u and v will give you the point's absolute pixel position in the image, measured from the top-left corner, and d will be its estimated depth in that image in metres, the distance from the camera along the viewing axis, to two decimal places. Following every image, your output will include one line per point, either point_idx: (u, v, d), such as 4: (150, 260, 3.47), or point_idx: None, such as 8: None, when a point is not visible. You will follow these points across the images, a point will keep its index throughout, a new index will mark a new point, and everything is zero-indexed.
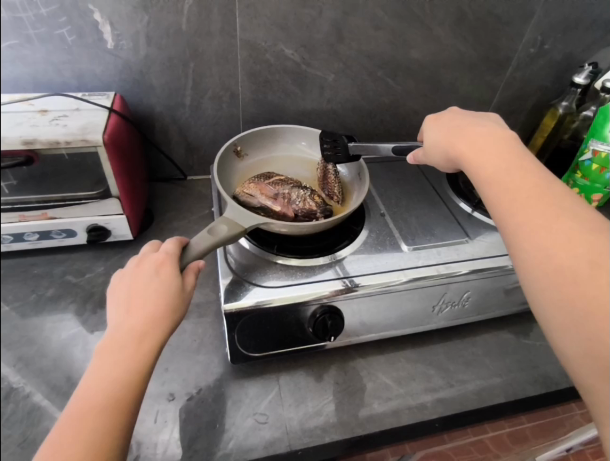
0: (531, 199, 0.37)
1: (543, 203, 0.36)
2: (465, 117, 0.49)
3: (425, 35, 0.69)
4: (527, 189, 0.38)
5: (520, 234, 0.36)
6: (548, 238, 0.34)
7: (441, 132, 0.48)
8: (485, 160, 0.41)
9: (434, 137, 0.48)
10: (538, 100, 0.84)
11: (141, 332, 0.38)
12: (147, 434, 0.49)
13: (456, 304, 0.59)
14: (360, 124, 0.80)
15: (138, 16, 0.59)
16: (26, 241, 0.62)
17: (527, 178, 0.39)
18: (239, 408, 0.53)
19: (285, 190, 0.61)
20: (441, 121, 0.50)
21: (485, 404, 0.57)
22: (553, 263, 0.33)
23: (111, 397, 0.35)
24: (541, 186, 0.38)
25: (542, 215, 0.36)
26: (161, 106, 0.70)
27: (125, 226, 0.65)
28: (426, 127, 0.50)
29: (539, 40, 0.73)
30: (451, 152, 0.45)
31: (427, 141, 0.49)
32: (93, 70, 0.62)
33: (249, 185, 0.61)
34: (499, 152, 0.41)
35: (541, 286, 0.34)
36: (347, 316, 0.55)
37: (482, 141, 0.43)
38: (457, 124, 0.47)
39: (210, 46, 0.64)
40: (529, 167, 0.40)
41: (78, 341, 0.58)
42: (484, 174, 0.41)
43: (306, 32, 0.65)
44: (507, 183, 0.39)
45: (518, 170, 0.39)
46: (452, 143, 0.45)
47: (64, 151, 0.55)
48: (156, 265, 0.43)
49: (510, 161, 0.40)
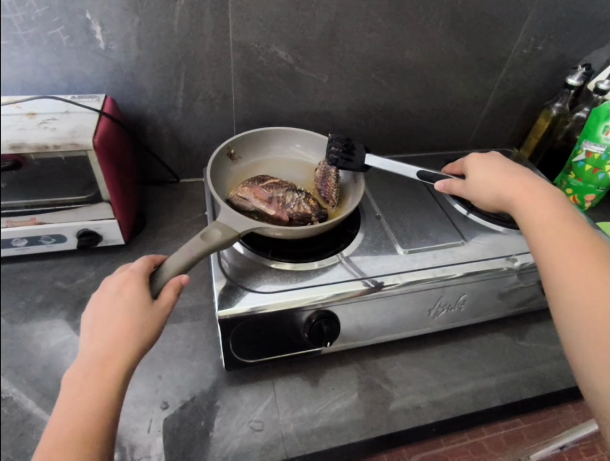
0: (576, 242, 0.38)
1: (589, 247, 0.38)
2: (512, 162, 0.52)
3: (419, 36, 0.69)
4: (572, 233, 0.39)
5: (561, 273, 0.37)
6: (589, 281, 0.35)
7: (487, 173, 0.51)
8: (532, 203, 0.44)
9: (483, 176, 0.51)
10: (531, 101, 0.84)
11: (104, 357, 0.37)
12: (140, 443, 0.48)
13: (452, 307, 0.59)
14: (354, 126, 0.80)
15: (128, 17, 0.57)
16: (14, 247, 0.61)
17: (574, 224, 0.40)
18: (234, 415, 0.52)
19: (279, 193, 0.60)
20: (488, 161, 0.53)
21: (481, 408, 0.57)
22: (593, 303, 0.34)
23: (78, 428, 0.34)
24: (585, 232, 0.39)
25: (587, 258, 0.37)
26: (153, 108, 0.69)
27: (116, 230, 0.64)
28: (471, 165, 0.53)
29: (532, 41, 0.73)
30: (498, 191, 0.48)
31: (472, 178, 0.52)
32: (83, 71, 0.61)
33: (242, 188, 0.60)
34: (548, 197, 0.44)
35: (579, 324, 0.34)
36: (343, 320, 0.54)
37: (532, 187, 0.46)
38: (506, 166, 0.50)
39: (202, 48, 0.63)
40: (576, 216, 0.41)
41: (69, 348, 0.57)
42: (528, 215, 0.43)
43: (299, 33, 0.65)
44: (553, 226, 0.40)
45: (566, 215, 0.41)
46: (500, 184, 0.48)
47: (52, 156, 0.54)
48: (119, 286, 0.42)
49: (556, 206, 0.43)
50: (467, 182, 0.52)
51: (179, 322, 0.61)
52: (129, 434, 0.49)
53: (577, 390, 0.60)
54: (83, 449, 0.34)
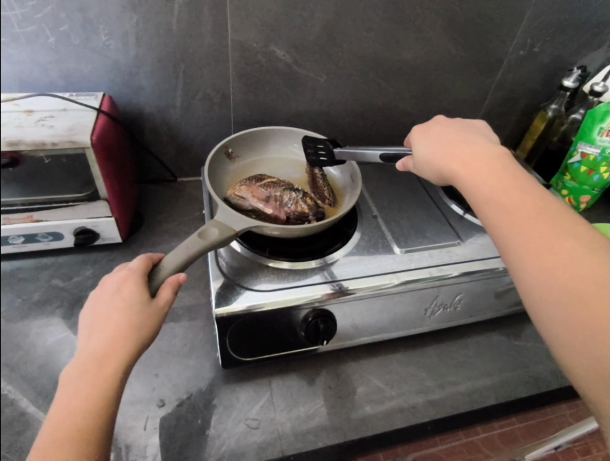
0: (533, 218, 0.37)
1: (545, 221, 0.36)
2: (454, 130, 0.49)
3: (417, 37, 0.69)
4: (528, 208, 0.38)
5: (523, 254, 0.36)
6: (551, 259, 0.34)
7: (432, 147, 0.48)
8: (480, 178, 0.41)
9: (425, 152, 0.48)
10: (527, 103, 0.84)
11: (102, 355, 0.37)
12: (137, 441, 0.48)
13: (448, 306, 0.59)
14: (352, 126, 0.80)
15: (127, 16, 0.58)
16: (11, 245, 0.61)
17: (527, 197, 0.38)
18: (231, 413, 0.52)
19: (277, 192, 0.60)
20: (431, 133, 0.50)
21: (477, 407, 0.57)
22: (558, 283, 0.33)
23: (76, 426, 0.34)
24: (538, 203, 0.38)
25: (545, 234, 0.36)
26: (151, 106, 0.69)
27: (113, 229, 0.64)
28: (415, 139, 0.50)
29: (528, 43, 0.74)
30: (444, 167, 0.45)
31: (418, 155, 0.49)
32: (81, 70, 0.61)
33: (240, 187, 0.60)
34: (494, 168, 0.42)
35: (548, 306, 0.33)
36: (340, 319, 0.55)
37: (479, 159, 0.43)
38: (450, 137, 0.47)
39: (201, 47, 0.63)
40: (524, 184, 0.40)
41: (65, 346, 0.56)
42: (480, 192, 0.41)
43: (297, 34, 0.65)
44: (506, 202, 0.39)
45: (517, 187, 0.40)
46: (445, 159, 0.45)
47: (49, 153, 0.54)
48: (118, 284, 0.42)
49: (504, 178, 0.41)
50: (416, 158, 0.49)
51: (176, 320, 0.61)
52: (125, 432, 0.49)
53: (571, 389, 0.60)
54: (81, 448, 0.34)
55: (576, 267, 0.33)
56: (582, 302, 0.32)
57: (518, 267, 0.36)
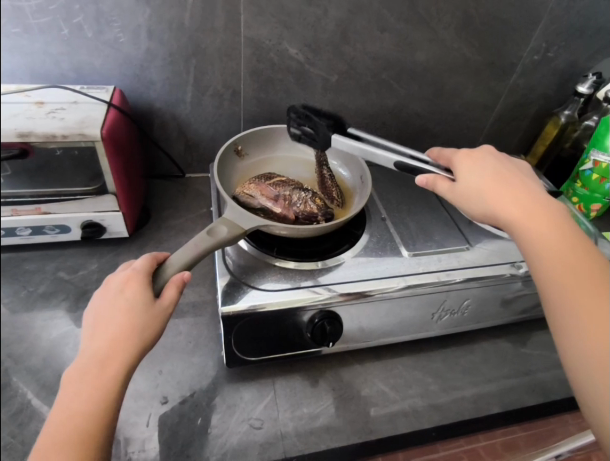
0: (582, 277, 0.38)
1: (593, 282, 0.37)
2: (510, 172, 0.49)
3: (430, 38, 0.69)
4: (582, 271, 0.38)
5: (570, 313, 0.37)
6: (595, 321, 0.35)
7: (487, 184, 0.47)
8: (538, 232, 0.41)
9: (478, 189, 0.47)
10: (540, 108, 0.83)
11: (104, 355, 0.37)
12: (139, 437, 0.48)
13: (455, 311, 0.59)
14: (362, 126, 0.79)
15: (140, 10, 0.57)
16: (18, 236, 0.59)
17: (583, 260, 0.39)
18: (234, 413, 0.52)
19: (286, 191, 0.60)
20: (479, 165, 0.49)
21: (481, 413, 0.56)
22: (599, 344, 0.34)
23: (75, 430, 0.34)
24: (594, 268, 0.38)
25: (594, 296, 0.37)
26: (161, 101, 0.68)
27: (120, 223, 0.64)
28: (467, 172, 0.49)
29: (543, 48, 0.73)
30: (497, 211, 0.45)
31: (464, 184, 0.48)
32: (93, 63, 0.61)
33: (249, 185, 0.60)
34: (545, 218, 0.42)
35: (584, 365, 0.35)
36: (346, 321, 0.54)
37: (537, 211, 0.43)
38: (500, 175, 0.48)
39: (213, 43, 0.63)
40: (581, 246, 0.40)
41: (70, 340, 0.57)
42: (529, 240, 0.42)
43: (310, 32, 0.64)
44: (556, 257, 0.40)
45: (569, 242, 0.40)
46: (495, 197, 0.45)
47: (58, 145, 0.54)
48: (121, 284, 0.42)
49: (558, 232, 0.41)
50: (458, 185, 0.49)
51: (181, 317, 0.60)
52: (128, 428, 0.49)
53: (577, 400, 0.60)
54: (81, 450, 0.34)
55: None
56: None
57: (561, 323, 0.37)
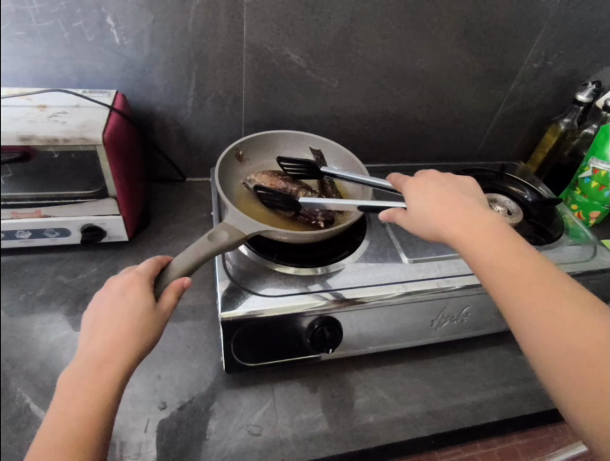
0: (535, 283, 0.38)
1: (548, 287, 0.37)
2: (449, 188, 0.48)
3: (432, 45, 0.69)
4: (527, 272, 0.38)
5: (537, 324, 0.36)
6: (559, 328, 0.35)
7: (430, 204, 0.46)
8: (481, 243, 0.41)
9: (423, 209, 0.46)
10: (539, 115, 0.84)
11: (102, 359, 0.37)
12: (136, 443, 0.48)
13: (455, 319, 0.59)
14: (362, 132, 0.79)
15: (143, 15, 0.58)
16: (17, 239, 0.60)
17: (526, 260, 0.39)
18: (233, 418, 0.52)
19: (294, 188, 0.62)
20: (426, 189, 0.49)
21: (480, 421, 0.56)
22: (566, 346, 0.34)
23: (68, 436, 0.34)
24: (537, 267, 0.39)
25: (551, 300, 0.36)
26: (162, 106, 0.69)
27: (120, 227, 0.64)
28: (410, 193, 0.49)
29: (542, 56, 0.74)
30: (441, 230, 0.44)
31: (414, 208, 0.47)
32: (95, 67, 0.61)
33: (262, 175, 0.63)
34: (491, 234, 0.42)
35: (561, 372, 0.34)
36: (346, 327, 0.54)
37: (477, 225, 0.43)
38: (447, 196, 0.47)
39: (216, 48, 0.63)
40: (522, 248, 0.41)
41: (67, 344, 0.56)
42: (481, 258, 0.41)
43: (312, 38, 0.65)
44: (509, 271, 0.39)
45: (515, 252, 0.40)
46: (443, 220, 0.44)
47: (55, 150, 0.54)
48: (123, 287, 0.41)
49: (498, 240, 0.41)
50: (409, 211, 0.48)
51: (181, 321, 0.60)
52: (125, 433, 0.48)
53: None
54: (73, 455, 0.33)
55: (584, 331, 0.34)
56: (597, 369, 0.33)
57: (526, 331, 0.36)
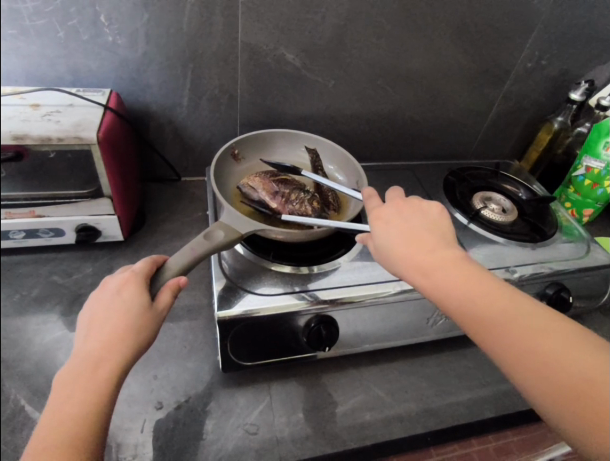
0: (511, 325, 0.36)
1: (525, 326, 0.36)
2: (412, 220, 0.44)
3: (426, 45, 0.69)
4: (502, 314, 0.37)
5: (519, 369, 0.35)
6: (543, 369, 0.34)
7: (394, 244, 0.43)
8: (451, 289, 0.39)
9: (389, 250, 0.43)
10: (533, 114, 0.84)
11: (98, 358, 0.37)
12: (133, 444, 0.48)
13: (450, 316, 0.59)
14: (357, 131, 0.80)
15: (138, 14, 0.57)
16: (11, 239, 0.60)
17: (499, 300, 0.38)
18: (230, 418, 0.52)
19: (286, 189, 0.60)
20: (389, 221, 0.45)
21: (476, 418, 0.57)
22: (556, 385, 0.33)
23: (64, 437, 0.33)
24: (512, 305, 0.37)
25: (530, 339, 0.35)
26: (157, 105, 0.68)
27: (116, 227, 0.64)
28: (373, 228, 0.45)
29: (536, 55, 0.74)
30: (409, 276, 0.41)
31: (380, 248, 0.44)
32: (89, 66, 0.61)
33: (254, 177, 0.61)
34: (459, 278, 0.39)
35: (557, 412, 0.33)
36: (342, 325, 0.54)
37: (444, 268, 0.40)
38: (412, 234, 0.43)
39: (211, 47, 0.63)
40: (492, 286, 0.39)
41: (63, 344, 0.56)
42: (452, 303, 0.39)
43: (308, 38, 0.65)
44: (483, 318, 0.37)
45: (485, 293, 0.38)
46: (411, 265, 0.41)
47: (50, 149, 0.53)
48: (119, 286, 0.41)
49: (467, 283, 0.39)
50: (376, 250, 0.44)
51: (177, 321, 0.60)
52: (121, 434, 0.48)
53: None
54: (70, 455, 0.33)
55: (568, 366, 0.33)
56: (587, 407, 0.32)
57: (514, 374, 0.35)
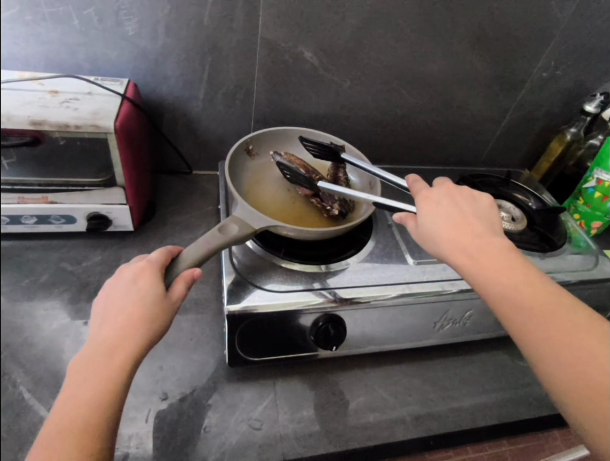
0: (547, 314, 0.37)
1: (560, 317, 0.37)
2: (461, 206, 0.46)
3: (444, 49, 0.69)
4: (539, 303, 0.38)
5: (548, 356, 0.36)
6: (572, 359, 0.35)
7: (441, 224, 0.44)
8: (492, 272, 0.40)
9: (433, 230, 0.44)
10: (546, 124, 0.85)
11: (113, 346, 0.37)
12: (137, 434, 0.48)
13: (457, 322, 0.59)
14: (370, 133, 0.80)
15: (159, 5, 0.57)
16: (22, 224, 0.60)
17: (537, 289, 0.39)
18: (234, 412, 0.52)
19: (318, 176, 0.63)
20: (438, 205, 0.46)
21: (479, 425, 0.57)
22: (582, 378, 0.34)
23: (78, 422, 0.34)
24: (549, 296, 0.38)
25: (563, 331, 0.36)
26: (173, 97, 0.68)
27: (127, 217, 0.63)
28: (421, 209, 0.47)
29: (552, 66, 0.74)
30: (451, 255, 0.42)
31: (424, 227, 0.45)
32: (108, 55, 0.61)
33: (292, 155, 0.64)
34: (502, 262, 0.41)
35: (579, 403, 0.34)
36: (349, 325, 0.54)
37: (487, 252, 0.41)
38: (459, 218, 0.45)
39: (229, 42, 0.63)
40: (533, 276, 0.40)
41: (70, 331, 0.56)
42: (489, 286, 0.40)
43: (326, 37, 0.65)
44: (521, 300, 0.38)
45: (526, 281, 0.39)
46: (454, 245, 0.43)
47: (57, 135, 0.53)
48: (134, 275, 0.42)
49: (509, 269, 0.40)
50: (420, 229, 0.46)
51: (184, 314, 0.60)
52: (125, 424, 0.48)
53: None
54: (83, 440, 0.33)
55: (596, 362, 0.34)
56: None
57: (541, 360, 0.36)
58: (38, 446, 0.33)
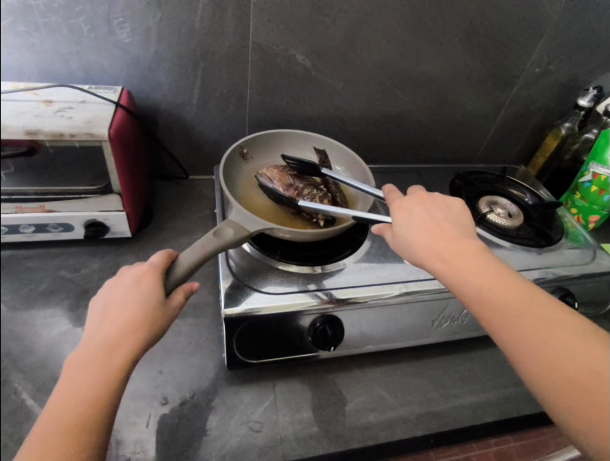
0: (524, 313, 0.37)
1: (537, 316, 0.37)
2: (434, 212, 0.46)
3: (435, 48, 0.70)
4: (516, 302, 0.38)
5: (528, 354, 0.36)
6: (551, 356, 0.35)
7: (415, 232, 0.44)
8: (468, 276, 0.40)
9: (408, 238, 0.44)
10: (540, 120, 0.85)
11: (111, 348, 0.37)
12: (137, 438, 0.48)
13: (455, 319, 0.59)
14: (365, 133, 0.80)
15: (151, 12, 0.58)
16: (21, 234, 0.60)
17: (514, 290, 0.39)
18: (234, 415, 0.52)
19: (301, 185, 0.62)
20: (412, 212, 0.46)
21: (479, 422, 0.57)
22: (561, 375, 0.34)
23: (71, 421, 0.34)
24: (526, 295, 0.38)
25: (542, 329, 0.36)
26: (167, 103, 0.69)
27: (124, 223, 0.64)
28: (396, 216, 0.47)
29: (544, 61, 0.74)
30: (427, 262, 0.43)
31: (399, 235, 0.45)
32: (101, 63, 0.62)
33: (272, 169, 0.63)
34: (477, 265, 0.41)
35: (560, 400, 0.34)
36: (347, 326, 0.54)
37: (462, 256, 0.42)
38: (433, 224, 0.45)
39: (221, 47, 0.64)
40: (509, 277, 0.40)
41: (70, 338, 0.56)
42: (466, 289, 0.40)
43: (318, 39, 0.65)
44: (497, 301, 0.38)
45: (502, 283, 0.39)
46: (430, 251, 0.43)
47: (47, 143, 0.54)
48: (136, 277, 0.42)
49: (484, 271, 0.40)
50: (396, 237, 0.46)
51: (183, 318, 0.60)
52: (126, 428, 0.48)
53: None
54: (74, 440, 0.33)
55: (575, 358, 0.34)
56: (588, 397, 0.33)
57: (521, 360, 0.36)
58: (30, 444, 0.33)
